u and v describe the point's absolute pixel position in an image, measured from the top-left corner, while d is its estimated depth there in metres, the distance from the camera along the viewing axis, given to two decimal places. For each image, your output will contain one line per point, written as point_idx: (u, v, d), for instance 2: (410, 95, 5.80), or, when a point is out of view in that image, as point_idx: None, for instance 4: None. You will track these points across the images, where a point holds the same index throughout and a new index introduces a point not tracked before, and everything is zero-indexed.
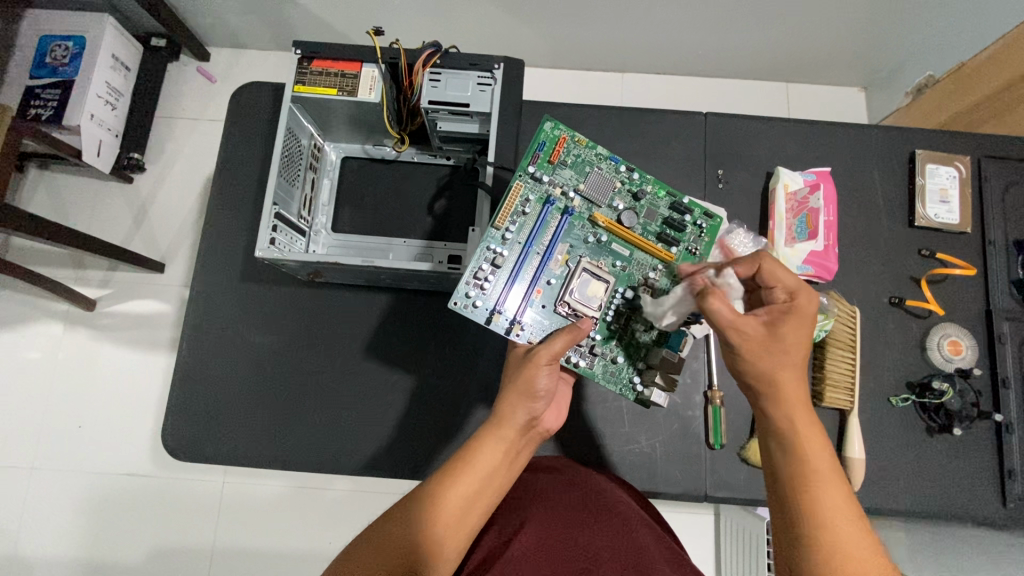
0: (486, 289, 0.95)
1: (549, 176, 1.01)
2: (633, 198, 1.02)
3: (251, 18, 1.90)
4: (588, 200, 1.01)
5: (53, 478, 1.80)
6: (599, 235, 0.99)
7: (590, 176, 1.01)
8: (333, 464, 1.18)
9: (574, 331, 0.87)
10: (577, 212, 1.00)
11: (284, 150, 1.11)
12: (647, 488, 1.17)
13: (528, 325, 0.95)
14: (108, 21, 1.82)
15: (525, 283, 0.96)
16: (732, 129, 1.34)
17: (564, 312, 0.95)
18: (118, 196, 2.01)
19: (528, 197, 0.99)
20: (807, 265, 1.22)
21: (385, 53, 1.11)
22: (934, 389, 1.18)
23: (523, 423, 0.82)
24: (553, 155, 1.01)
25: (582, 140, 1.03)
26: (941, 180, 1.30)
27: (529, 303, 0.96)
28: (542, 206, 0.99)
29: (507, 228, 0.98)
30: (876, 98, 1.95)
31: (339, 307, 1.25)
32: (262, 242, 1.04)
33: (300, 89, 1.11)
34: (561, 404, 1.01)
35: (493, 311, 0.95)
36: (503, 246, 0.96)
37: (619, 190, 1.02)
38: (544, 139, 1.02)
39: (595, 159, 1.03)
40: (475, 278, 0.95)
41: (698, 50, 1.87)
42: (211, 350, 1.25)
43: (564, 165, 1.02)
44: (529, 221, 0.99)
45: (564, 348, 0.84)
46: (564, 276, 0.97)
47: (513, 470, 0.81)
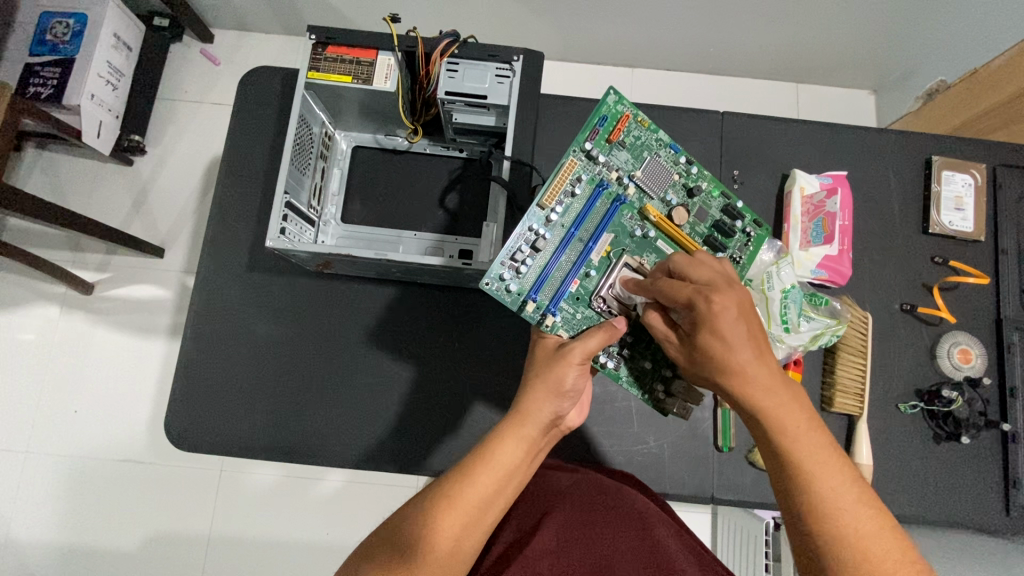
0: (521, 273, 0.94)
1: (604, 156, 0.99)
2: (687, 194, 1.01)
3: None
4: (642, 190, 0.99)
5: (47, 463, 1.78)
6: (647, 229, 0.97)
7: (648, 164, 0.99)
8: (337, 457, 1.17)
9: (610, 330, 0.86)
10: (629, 201, 0.98)
11: (296, 138, 1.09)
12: (654, 489, 1.17)
13: (560, 318, 0.94)
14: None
15: (565, 271, 0.95)
16: (748, 129, 1.33)
17: (598, 308, 0.94)
18: (118, 179, 1.97)
19: (580, 177, 0.97)
20: (820, 269, 1.21)
21: (401, 42, 1.08)
22: (943, 397, 1.17)
23: (547, 421, 0.80)
24: (612, 133, 0.99)
25: (644, 121, 1.00)
26: (957, 187, 1.29)
27: (564, 293, 0.94)
28: (593, 189, 0.97)
29: (553, 208, 0.96)
30: (887, 101, 1.93)
31: (347, 299, 1.24)
32: (273, 231, 1.02)
33: (313, 75, 1.08)
34: (584, 402, 0.98)
35: (527, 297, 0.94)
36: (545, 229, 0.95)
37: (675, 184, 1.01)
38: (606, 113, 0.99)
39: (655, 145, 1.01)
40: (512, 260, 0.94)
41: (710, 47, 1.85)
42: (214, 340, 1.23)
43: (622, 146, 0.99)
44: (577, 204, 0.97)
45: (599, 347, 0.84)
46: (603, 269, 0.96)
47: (533, 468, 0.80)
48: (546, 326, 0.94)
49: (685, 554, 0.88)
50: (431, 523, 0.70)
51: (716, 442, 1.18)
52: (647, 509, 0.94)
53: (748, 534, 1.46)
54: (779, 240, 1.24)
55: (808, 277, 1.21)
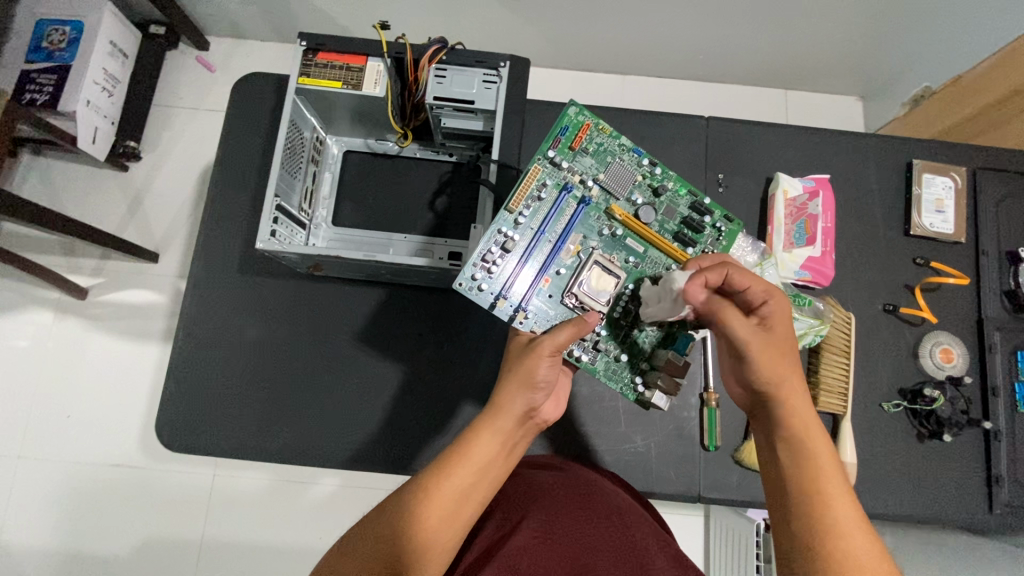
0: (493, 273, 0.95)
1: (568, 162, 1.01)
2: (653, 193, 1.02)
3: (252, 7, 1.89)
4: (607, 191, 1.01)
5: (39, 468, 1.78)
6: (614, 228, 0.99)
7: (611, 167, 1.01)
8: (327, 459, 1.18)
9: (579, 325, 0.86)
10: (594, 203, 1.00)
11: (286, 142, 1.11)
12: (641, 488, 1.18)
13: (533, 314, 0.96)
14: (106, 7, 1.80)
15: (534, 270, 0.96)
16: (733, 134, 1.35)
17: (570, 304, 0.95)
18: (113, 184, 1.99)
19: (545, 181, 0.99)
20: (804, 270, 1.23)
21: (391, 48, 1.11)
22: (925, 396, 1.20)
23: (520, 414, 0.81)
24: (574, 141, 1.01)
25: (605, 128, 1.03)
26: (937, 190, 1.32)
27: (536, 292, 0.96)
28: (559, 192, 0.99)
29: (521, 212, 0.98)
30: (873, 107, 1.97)
31: (337, 301, 1.25)
32: (263, 234, 1.04)
33: (304, 81, 1.11)
34: (559, 396, 0.99)
35: (498, 295, 0.95)
36: (515, 231, 0.97)
37: (639, 184, 1.02)
38: (568, 123, 1.02)
39: (617, 150, 1.03)
40: (483, 261, 0.95)
41: (699, 55, 1.88)
42: (205, 342, 1.24)
43: (585, 153, 1.02)
44: (543, 207, 0.98)
45: (568, 340, 0.84)
46: (573, 267, 0.97)
47: (510, 461, 0.81)
48: (517, 321, 0.95)
49: (663, 553, 0.88)
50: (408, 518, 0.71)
51: (702, 442, 1.19)
52: (626, 507, 0.96)
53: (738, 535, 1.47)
54: (763, 242, 1.26)
55: (791, 277, 1.23)
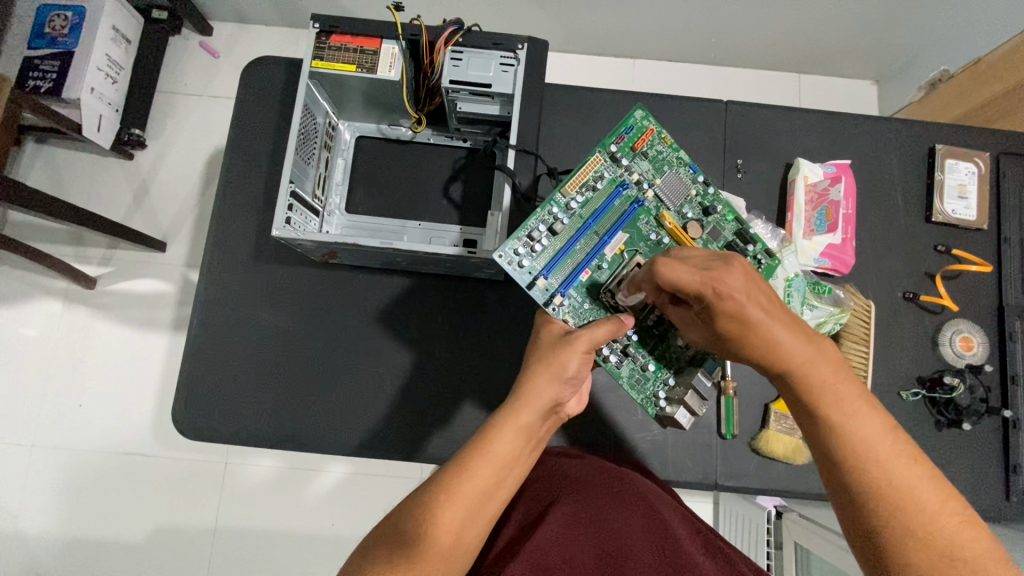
0: (536, 252, 0.95)
1: (628, 161, 0.99)
2: (703, 212, 0.99)
3: None
4: (659, 197, 0.99)
5: (52, 458, 1.79)
6: (660, 236, 0.96)
7: (667, 176, 0.99)
8: (342, 447, 1.18)
9: (617, 323, 0.86)
10: (647, 206, 0.98)
11: (300, 128, 1.09)
12: (658, 477, 1.18)
13: (568, 303, 0.94)
14: None
15: (578, 260, 0.95)
16: (752, 118, 1.33)
17: (607, 301, 0.93)
18: (119, 173, 1.97)
19: (602, 174, 0.99)
20: (823, 258, 1.22)
21: (406, 30, 1.07)
22: (945, 383, 1.19)
23: (546, 407, 0.80)
24: (637, 142, 0.99)
25: (668, 137, 1.00)
26: (960, 176, 1.29)
27: (574, 281, 0.94)
28: (612, 189, 0.98)
29: (574, 197, 0.98)
30: (889, 90, 1.93)
31: (351, 289, 1.24)
32: (278, 221, 1.03)
33: (318, 65, 1.08)
34: (581, 394, 0.97)
35: (538, 275, 0.94)
36: (565, 215, 0.96)
37: (692, 199, 0.99)
38: (633, 124, 1.01)
39: (675, 162, 1.00)
40: (528, 237, 0.94)
41: (712, 39, 1.84)
42: (219, 332, 1.23)
43: (645, 156, 1.00)
44: (596, 198, 0.98)
45: (604, 338, 0.83)
46: (614, 265, 0.95)
47: (533, 456, 0.80)
48: (550, 306, 0.94)
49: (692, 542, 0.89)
50: (434, 516, 0.70)
51: (720, 430, 1.18)
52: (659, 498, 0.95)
53: (751, 522, 1.47)
54: (782, 229, 1.25)
55: (811, 265, 1.22)
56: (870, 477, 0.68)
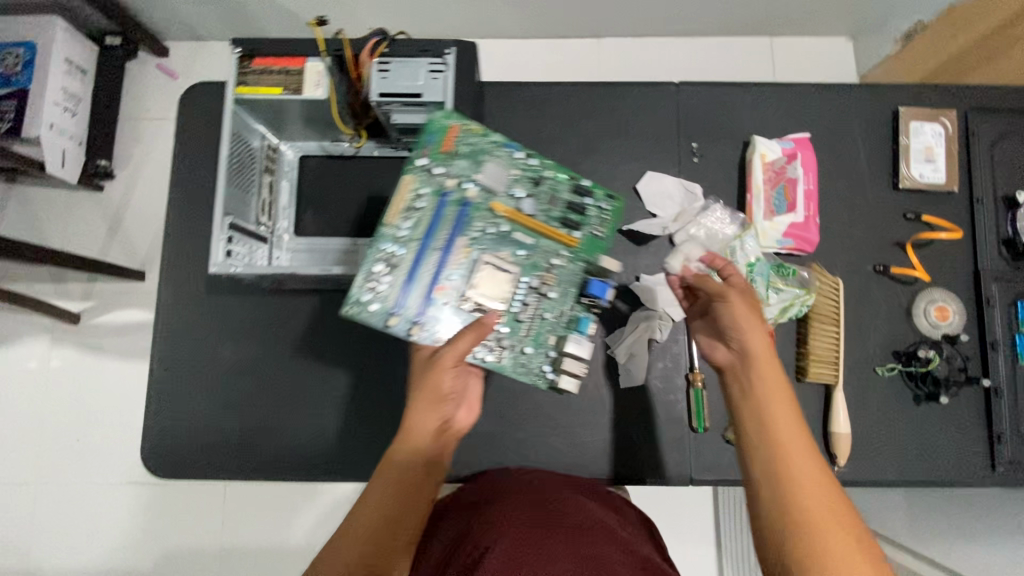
0: (382, 292, 0.91)
1: (441, 167, 0.94)
2: (535, 184, 0.96)
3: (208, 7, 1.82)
4: (486, 188, 0.94)
5: (56, 492, 1.82)
6: (500, 226, 0.93)
7: (485, 166, 0.94)
8: (314, 471, 1.18)
9: (478, 328, 0.84)
10: (476, 202, 0.94)
11: (231, 156, 1.06)
12: (632, 476, 1.16)
13: (431, 325, 0.90)
14: (58, 24, 1.75)
15: (426, 283, 0.91)
16: (706, 97, 1.28)
17: (468, 308, 0.91)
18: (90, 206, 1.97)
19: (421, 190, 0.93)
20: (786, 238, 1.18)
21: (329, 46, 1.05)
22: (920, 357, 1.16)
23: (433, 432, 0.80)
24: (444, 145, 0.94)
25: (475, 127, 0.95)
26: (926, 138, 1.24)
27: (430, 302, 0.90)
28: (437, 200, 0.93)
29: (402, 226, 0.93)
30: (864, 47, 1.85)
31: (308, 313, 1.22)
32: (217, 257, 1.01)
33: (242, 91, 1.04)
34: (473, 401, 0.94)
35: (390, 313, 0.90)
36: (398, 245, 0.92)
37: (518, 178, 0.95)
38: (434, 129, 0.95)
39: (491, 148, 0.95)
40: (369, 282, 0.91)
41: (675, 11, 1.78)
42: (182, 367, 1.22)
43: (458, 155, 0.95)
44: (424, 217, 0.93)
45: (468, 348, 0.83)
46: (465, 273, 0.92)
47: (433, 480, 0.79)
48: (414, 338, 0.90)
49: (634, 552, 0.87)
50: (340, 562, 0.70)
51: (691, 423, 1.16)
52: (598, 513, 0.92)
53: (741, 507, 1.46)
54: (743, 213, 1.20)
55: (774, 247, 1.18)
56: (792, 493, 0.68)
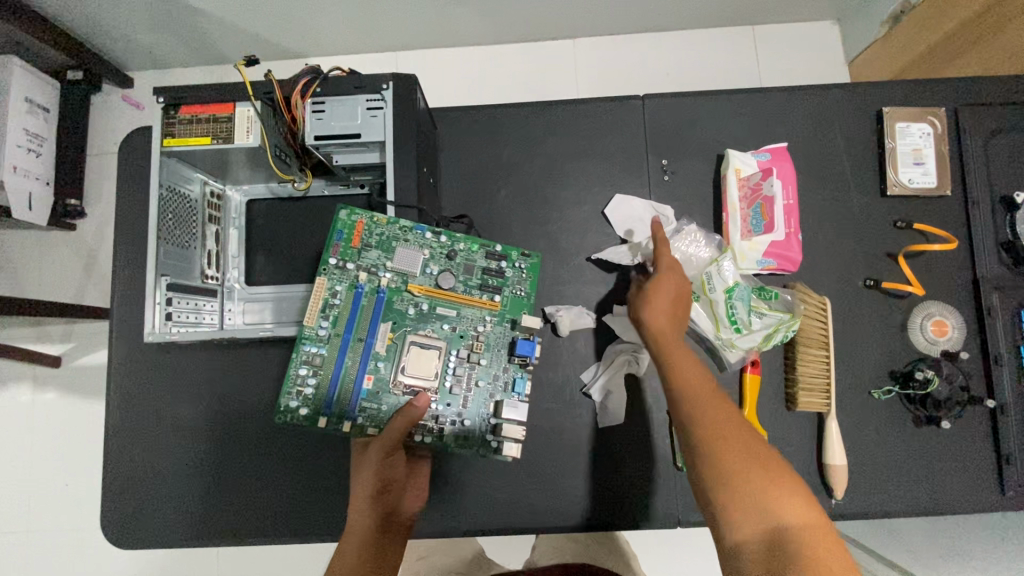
0: (310, 394, 0.91)
1: (354, 262, 0.96)
2: (448, 259, 0.98)
3: (167, 36, 1.77)
4: (400, 273, 0.97)
5: (47, 542, 1.78)
6: (420, 305, 0.96)
7: (396, 252, 0.96)
8: (280, 534, 1.11)
9: (406, 414, 0.84)
10: (392, 288, 0.96)
11: (162, 212, 1.00)
12: (615, 523, 1.07)
13: (363, 417, 0.91)
14: (13, 62, 1.71)
15: (354, 374, 0.92)
16: (676, 108, 1.19)
17: (401, 390, 0.91)
18: (63, 246, 1.93)
19: (335, 288, 0.95)
20: (767, 258, 1.10)
21: (257, 89, 0.97)
22: (918, 378, 1.07)
23: (376, 520, 0.83)
24: (353, 241, 0.96)
25: (381, 217, 0.97)
26: (914, 139, 1.15)
27: (360, 392, 0.91)
28: (352, 292, 0.95)
29: (321, 325, 0.94)
30: (851, 33, 1.76)
31: (265, 365, 1.15)
32: (154, 323, 0.98)
33: (170, 142, 0.98)
34: (421, 484, 1.02)
35: (321, 413, 0.90)
36: (320, 345, 0.92)
37: (432, 255, 0.98)
38: (341, 226, 0.97)
39: (400, 233, 0.98)
40: (296, 386, 0.91)
41: (650, 7, 1.70)
42: (137, 428, 1.16)
43: (368, 247, 0.97)
44: (342, 313, 0.94)
45: (402, 433, 0.83)
46: (392, 357, 0.93)
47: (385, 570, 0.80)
48: (348, 430, 0.91)
49: None
50: None
51: (675, 460, 1.08)
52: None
53: None
54: (718, 234, 1.13)
55: (753, 269, 1.10)
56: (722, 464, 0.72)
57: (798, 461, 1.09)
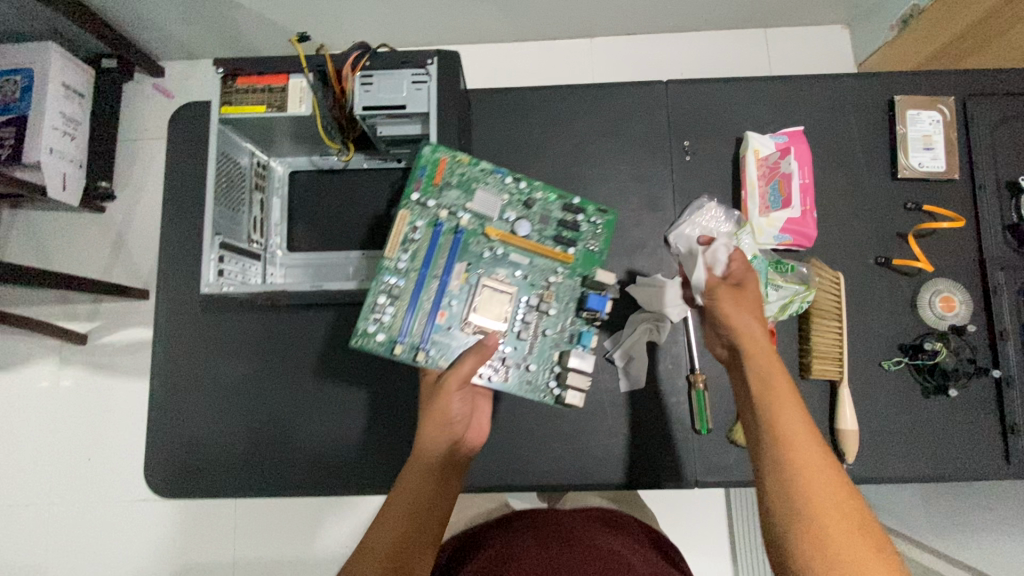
0: (386, 321, 0.95)
1: (435, 200, 1.00)
2: (524, 206, 1.02)
3: (201, 27, 1.84)
4: (478, 216, 1.01)
5: (71, 514, 1.83)
6: (495, 249, 1.00)
7: (476, 195, 1.00)
8: (316, 488, 1.17)
9: (481, 351, 0.90)
10: (469, 230, 1.00)
11: (218, 175, 1.06)
12: (635, 479, 1.14)
13: (434, 349, 0.96)
14: (51, 48, 1.76)
15: (428, 308, 0.96)
16: (698, 94, 1.26)
17: (471, 330, 0.97)
18: (94, 227, 1.99)
19: (416, 223, 0.99)
20: (784, 233, 1.15)
21: (310, 62, 1.04)
22: (926, 350, 1.12)
23: (445, 449, 0.87)
24: (436, 178, 0.99)
25: (464, 158, 1.00)
26: (924, 126, 1.21)
27: (433, 327, 0.96)
28: (432, 229, 0.99)
29: (400, 258, 0.98)
30: (860, 33, 1.82)
31: (305, 327, 1.22)
32: (207, 278, 1.02)
33: (227, 110, 1.04)
34: (482, 420, 1.06)
35: (396, 341, 0.95)
36: (399, 277, 0.97)
37: (509, 201, 1.02)
38: (425, 163, 1.00)
39: (481, 176, 1.01)
40: (374, 313, 0.95)
41: (666, 7, 1.77)
42: (184, 387, 1.23)
43: (449, 186, 1.01)
44: (420, 248, 0.98)
45: (472, 369, 0.89)
46: (465, 296, 0.98)
47: (448, 496, 0.84)
48: (421, 360, 0.96)
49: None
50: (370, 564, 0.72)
51: (694, 425, 1.14)
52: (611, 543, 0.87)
53: None
54: (738, 210, 1.19)
55: (771, 244, 1.16)
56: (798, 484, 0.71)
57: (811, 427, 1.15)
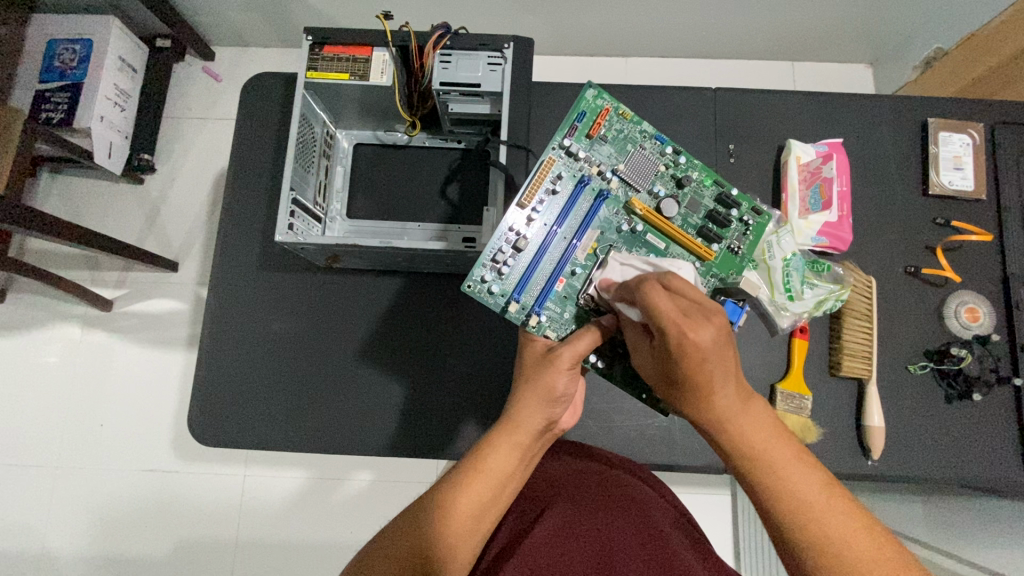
0: (503, 275, 0.96)
1: (586, 152, 1.00)
2: (675, 185, 1.01)
3: (258, 16, 1.92)
4: (626, 183, 0.99)
5: (77, 479, 1.83)
6: (634, 224, 0.97)
7: (631, 158, 1.00)
8: (355, 447, 1.21)
9: (597, 332, 0.85)
10: (614, 195, 0.99)
11: (299, 137, 1.13)
12: (665, 461, 1.19)
13: (546, 318, 0.96)
14: (112, 22, 1.84)
15: (548, 270, 0.96)
16: (742, 104, 1.34)
17: (585, 304, 0.94)
18: (131, 197, 2.04)
19: (560, 173, 0.99)
20: (821, 236, 1.23)
21: (395, 36, 1.11)
22: (953, 355, 1.17)
23: (542, 425, 0.82)
24: (592, 129, 1.00)
25: (626, 113, 1.01)
26: (954, 147, 1.29)
27: (550, 293, 0.95)
28: (576, 183, 0.98)
29: (535, 205, 0.97)
30: (884, 73, 1.92)
31: (357, 291, 1.27)
32: (281, 227, 1.06)
33: (313, 75, 1.11)
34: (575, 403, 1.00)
35: (510, 298, 0.95)
36: (528, 228, 0.97)
37: (661, 174, 1.01)
38: (586, 109, 1.01)
39: (640, 139, 1.02)
40: (493, 261, 0.96)
41: (701, 32, 1.86)
42: (232, 341, 1.27)
43: (604, 140, 1.01)
44: (558, 201, 0.98)
45: (587, 350, 0.84)
46: (589, 266, 0.97)
47: (527, 471, 0.83)
48: (531, 325, 0.96)
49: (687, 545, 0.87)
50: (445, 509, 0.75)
51: None
52: (648, 500, 0.93)
53: None
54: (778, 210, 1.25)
55: (809, 244, 1.22)
56: (802, 518, 0.68)
57: (838, 421, 1.19)
